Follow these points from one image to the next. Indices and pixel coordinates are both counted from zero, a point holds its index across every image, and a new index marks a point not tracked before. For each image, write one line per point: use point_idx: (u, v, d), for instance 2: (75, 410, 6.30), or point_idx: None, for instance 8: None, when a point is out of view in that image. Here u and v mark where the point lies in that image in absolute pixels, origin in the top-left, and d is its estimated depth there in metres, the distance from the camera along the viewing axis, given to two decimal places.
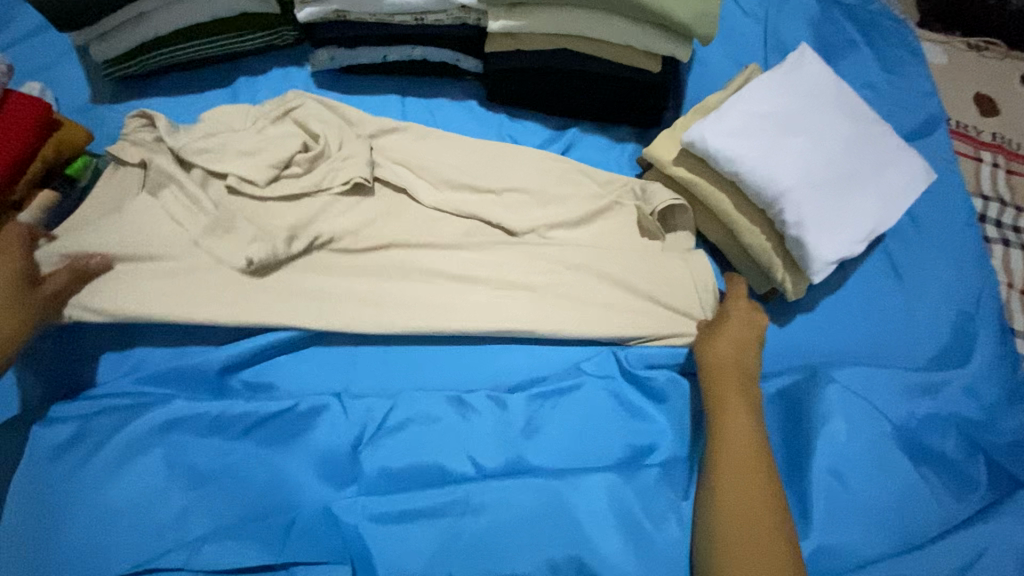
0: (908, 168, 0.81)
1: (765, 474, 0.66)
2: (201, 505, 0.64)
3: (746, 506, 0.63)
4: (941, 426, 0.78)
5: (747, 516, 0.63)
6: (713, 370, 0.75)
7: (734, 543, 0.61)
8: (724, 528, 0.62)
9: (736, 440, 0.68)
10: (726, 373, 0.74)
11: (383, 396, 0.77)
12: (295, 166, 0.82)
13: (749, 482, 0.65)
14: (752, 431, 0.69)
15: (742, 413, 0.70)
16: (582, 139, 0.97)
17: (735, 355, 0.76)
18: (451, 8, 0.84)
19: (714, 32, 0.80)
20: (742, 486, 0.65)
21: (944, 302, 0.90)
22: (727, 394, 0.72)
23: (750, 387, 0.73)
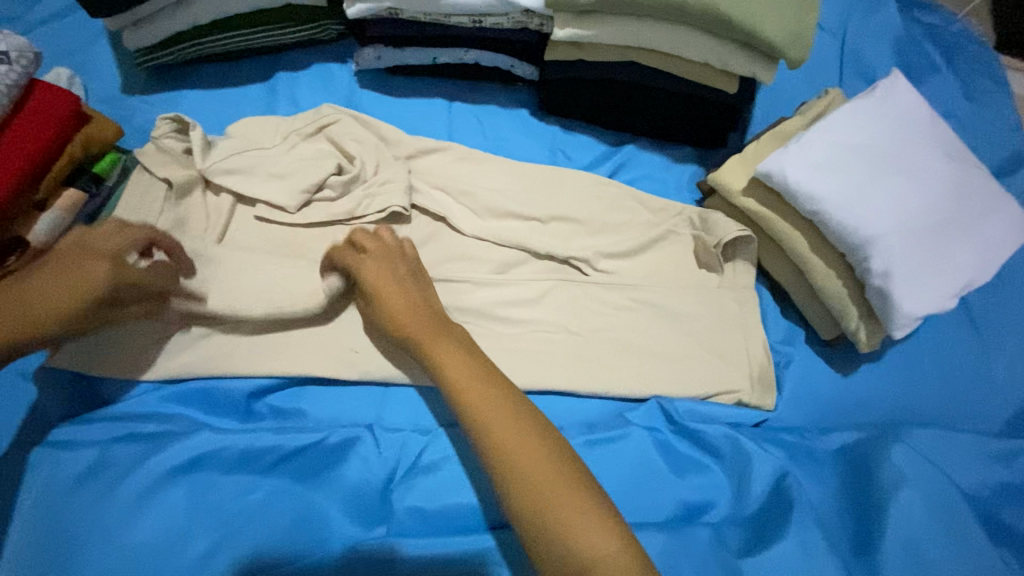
0: (1005, 217, 0.74)
1: (519, 411, 0.54)
2: (222, 545, 0.59)
3: (527, 450, 0.51)
4: (1017, 499, 0.71)
5: (536, 460, 0.50)
6: (415, 338, 0.62)
7: (536, 497, 0.48)
8: (522, 484, 0.49)
9: (467, 385, 0.56)
10: (386, 286, 0.66)
11: (416, 432, 0.72)
12: (328, 190, 0.78)
13: (509, 425, 0.52)
14: (469, 371, 0.57)
15: (449, 350, 0.59)
16: (640, 157, 0.90)
17: (428, 310, 0.64)
18: (514, 12, 0.77)
19: (806, 55, 0.72)
20: (507, 432, 0.52)
21: (1022, 358, 0.83)
22: (420, 331, 0.62)
23: (450, 327, 0.63)
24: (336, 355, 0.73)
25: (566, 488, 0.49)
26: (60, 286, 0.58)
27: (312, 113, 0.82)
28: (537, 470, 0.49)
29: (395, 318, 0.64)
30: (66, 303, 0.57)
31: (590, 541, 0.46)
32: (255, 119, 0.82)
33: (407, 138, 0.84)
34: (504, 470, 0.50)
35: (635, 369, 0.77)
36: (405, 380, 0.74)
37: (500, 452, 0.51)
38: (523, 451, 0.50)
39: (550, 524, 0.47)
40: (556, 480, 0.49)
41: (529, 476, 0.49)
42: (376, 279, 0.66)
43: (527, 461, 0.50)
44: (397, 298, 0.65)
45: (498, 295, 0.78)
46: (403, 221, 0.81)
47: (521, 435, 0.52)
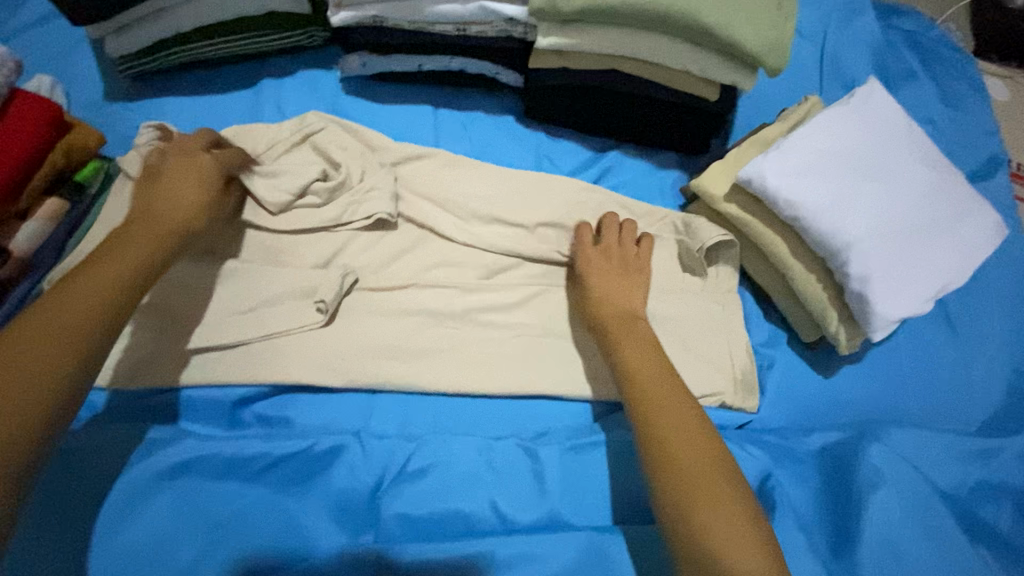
0: (979, 221, 0.75)
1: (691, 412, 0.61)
2: (210, 552, 0.59)
3: (684, 442, 0.57)
4: (993, 496, 0.73)
5: (689, 452, 0.56)
6: (608, 332, 0.70)
7: (691, 491, 0.54)
8: (678, 477, 0.55)
9: (645, 379, 0.64)
10: (606, 280, 0.75)
11: (405, 437, 0.72)
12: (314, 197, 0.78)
13: (678, 420, 0.59)
14: (664, 371, 0.65)
15: (635, 343, 0.68)
16: (623, 163, 0.91)
17: (627, 305, 0.72)
18: (497, 20, 0.78)
19: (784, 63, 0.73)
20: (669, 424, 0.59)
21: (997, 358, 0.84)
22: (625, 337, 0.68)
23: (642, 326, 0.70)
24: (322, 362, 0.73)
25: (714, 486, 0.54)
26: (179, 203, 0.65)
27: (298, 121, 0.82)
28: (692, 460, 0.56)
29: (593, 304, 0.73)
30: (196, 181, 0.67)
31: (721, 534, 0.51)
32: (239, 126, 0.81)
33: (393, 145, 0.85)
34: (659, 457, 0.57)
35: None
36: (391, 386, 0.74)
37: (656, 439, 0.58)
38: (681, 441, 0.57)
39: (682, 504, 0.53)
40: (712, 477, 0.55)
41: (680, 464, 0.56)
42: (592, 269, 0.76)
43: (686, 458, 0.56)
44: (602, 287, 0.74)
45: (485, 300, 0.79)
46: (389, 228, 0.81)
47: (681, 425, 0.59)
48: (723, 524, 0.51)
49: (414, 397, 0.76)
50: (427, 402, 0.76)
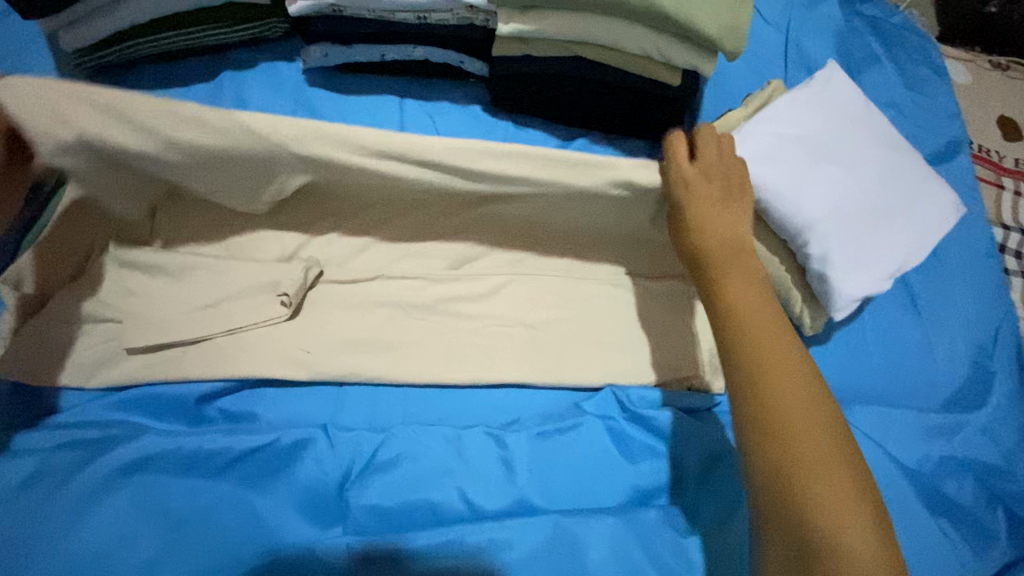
0: (938, 200, 0.76)
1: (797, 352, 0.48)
2: (170, 550, 0.58)
3: (796, 403, 0.45)
4: (956, 471, 0.74)
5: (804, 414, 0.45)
6: (713, 266, 0.56)
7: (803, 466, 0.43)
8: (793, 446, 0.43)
9: (755, 326, 0.50)
10: (708, 203, 0.60)
11: (375, 429, 0.72)
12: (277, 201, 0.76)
13: (781, 360, 0.47)
14: (771, 310, 0.52)
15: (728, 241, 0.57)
16: (591, 151, 0.91)
17: (737, 232, 0.58)
18: (458, 8, 0.78)
19: (741, 47, 0.74)
20: (774, 368, 0.47)
21: (960, 336, 0.86)
22: (735, 273, 0.55)
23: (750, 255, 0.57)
24: (287, 356, 0.72)
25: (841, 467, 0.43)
26: None
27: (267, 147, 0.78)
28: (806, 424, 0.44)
29: (698, 226, 0.59)
30: None
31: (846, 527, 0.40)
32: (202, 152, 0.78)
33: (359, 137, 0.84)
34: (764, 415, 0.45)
35: (587, 360, 0.78)
36: (359, 378, 0.74)
37: (762, 388, 0.46)
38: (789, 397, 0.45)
39: (794, 487, 0.42)
40: (834, 455, 0.43)
41: (787, 424, 0.44)
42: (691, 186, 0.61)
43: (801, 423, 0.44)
44: (709, 208, 0.60)
45: (452, 290, 0.79)
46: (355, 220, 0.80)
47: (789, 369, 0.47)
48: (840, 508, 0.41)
49: (383, 389, 0.75)
50: (396, 393, 0.75)
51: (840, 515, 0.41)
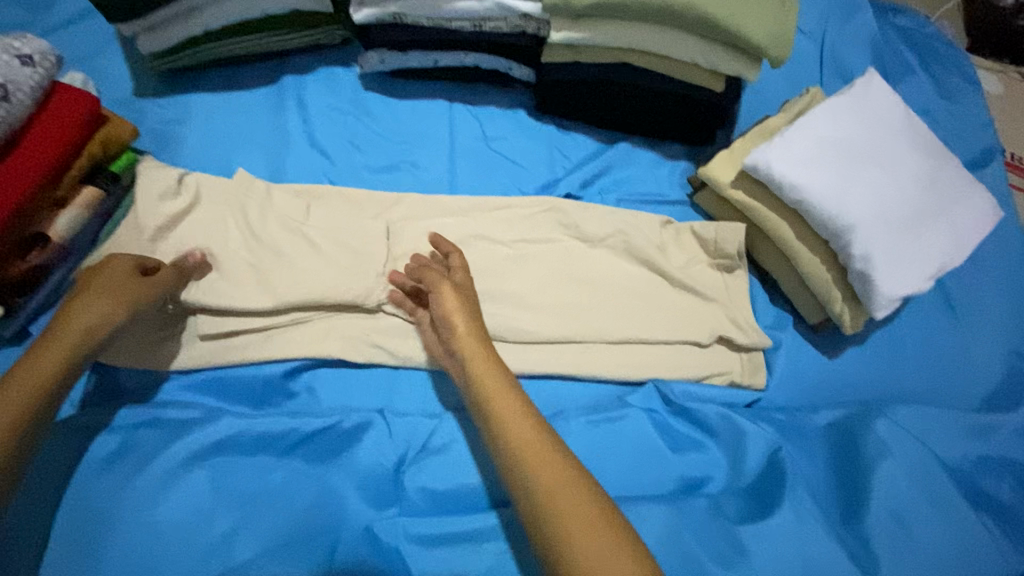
0: (976, 203, 0.79)
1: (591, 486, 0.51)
2: (241, 521, 0.62)
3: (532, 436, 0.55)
4: (996, 470, 0.75)
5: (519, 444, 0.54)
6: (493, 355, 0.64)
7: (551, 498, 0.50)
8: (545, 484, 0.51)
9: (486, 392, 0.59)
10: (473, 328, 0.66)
11: (428, 415, 0.75)
12: (346, 204, 0.82)
13: (557, 481, 0.51)
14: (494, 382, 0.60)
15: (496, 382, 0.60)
16: (633, 155, 0.94)
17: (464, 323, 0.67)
18: (512, 16, 0.80)
19: (785, 55, 0.77)
20: (556, 485, 0.50)
21: (996, 339, 0.87)
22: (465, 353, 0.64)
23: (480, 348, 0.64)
24: (343, 344, 0.75)
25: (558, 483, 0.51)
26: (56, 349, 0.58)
27: (338, 166, 0.86)
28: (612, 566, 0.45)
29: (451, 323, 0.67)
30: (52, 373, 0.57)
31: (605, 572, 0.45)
32: (280, 164, 0.85)
33: (415, 143, 0.90)
34: (548, 511, 0.49)
35: (631, 356, 0.81)
36: (413, 364, 0.77)
37: (541, 491, 0.50)
38: (581, 532, 0.47)
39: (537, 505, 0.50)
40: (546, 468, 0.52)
41: (582, 536, 0.47)
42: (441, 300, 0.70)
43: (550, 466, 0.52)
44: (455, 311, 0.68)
45: (500, 286, 0.81)
46: (405, 215, 0.83)
47: (570, 492, 0.50)
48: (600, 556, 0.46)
49: (435, 376, 0.78)
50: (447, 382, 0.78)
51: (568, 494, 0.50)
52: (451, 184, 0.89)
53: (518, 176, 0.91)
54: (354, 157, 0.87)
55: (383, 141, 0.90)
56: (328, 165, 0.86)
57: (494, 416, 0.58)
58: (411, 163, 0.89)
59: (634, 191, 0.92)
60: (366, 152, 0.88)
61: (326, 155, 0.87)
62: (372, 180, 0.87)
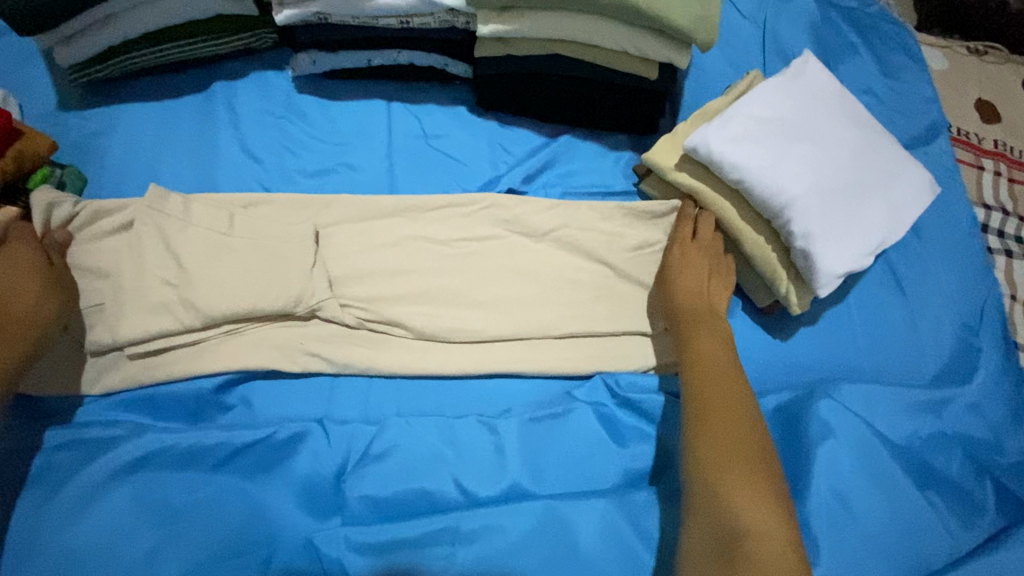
0: (913, 179, 0.79)
1: (747, 416, 0.62)
2: (167, 538, 0.61)
3: (724, 386, 0.65)
4: (945, 446, 0.75)
5: (720, 393, 0.64)
6: (685, 317, 0.73)
7: (715, 429, 0.61)
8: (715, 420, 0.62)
9: (711, 361, 0.68)
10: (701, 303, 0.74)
11: (370, 421, 0.74)
12: (280, 212, 0.81)
13: (720, 404, 0.63)
14: (723, 351, 0.69)
15: (716, 346, 0.69)
16: (575, 147, 0.93)
17: (698, 293, 0.75)
18: (439, 11, 0.80)
19: (713, 37, 0.77)
20: (717, 412, 0.62)
21: (945, 314, 0.87)
22: (693, 319, 0.73)
23: (715, 321, 0.73)
24: (280, 355, 0.74)
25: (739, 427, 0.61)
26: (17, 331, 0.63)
27: (274, 172, 0.85)
28: (734, 466, 0.58)
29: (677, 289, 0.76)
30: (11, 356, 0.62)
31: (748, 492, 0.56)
32: (211, 172, 0.83)
33: (353, 145, 0.89)
34: (700, 425, 0.62)
35: (577, 350, 0.79)
36: (353, 370, 0.75)
37: (704, 415, 0.62)
38: (717, 445, 0.59)
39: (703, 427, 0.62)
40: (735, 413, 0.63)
41: (727, 448, 0.59)
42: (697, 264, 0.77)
43: (722, 407, 0.63)
44: (693, 275, 0.76)
45: (441, 285, 0.79)
46: (343, 219, 0.82)
47: (740, 434, 0.61)
48: (749, 483, 0.56)
49: (377, 382, 0.77)
50: (389, 387, 0.77)
51: (737, 433, 0.61)
52: (390, 185, 0.87)
53: (460, 174, 0.90)
54: (289, 163, 0.86)
55: (320, 144, 0.88)
56: (262, 172, 0.85)
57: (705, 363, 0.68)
58: (348, 166, 0.87)
59: (578, 184, 0.91)
60: (302, 156, 0.87)
61: (260, 162, 0.85)
62: (308, 183, 0.85)
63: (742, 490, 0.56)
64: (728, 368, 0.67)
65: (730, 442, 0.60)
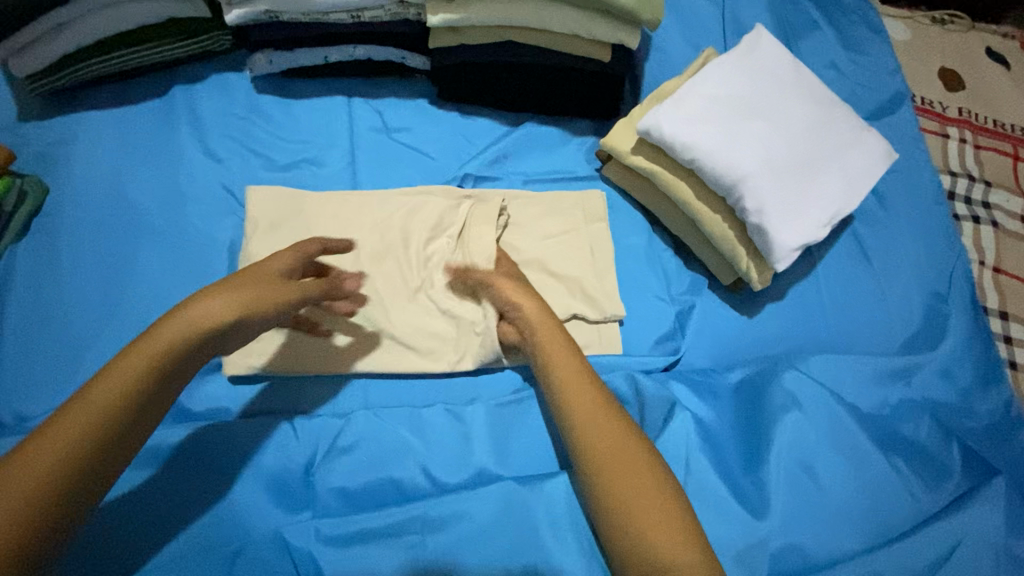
0: (868, 149, 0.79)
1: (623, 435, 0.59)
2: (135, 534, 0.62)
3: (587, 407, 0.61)
4: (914, 412, 0.74)
5: (586, 417, 0.60)
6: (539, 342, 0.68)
7: (602, 462, 0.57)
8: (595, 451, 0.58)
9: (570, 384, 0.63)
10: (548, 323, 0.69)
11: (338, 415, 0.74)
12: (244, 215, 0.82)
13: (603, 442, 0.58)
14: (577, 366, 0.65)
15: (569, 362, 0.65)
16: (538, 135, 0.93)
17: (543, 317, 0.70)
18: (388, 3, 0.82)
19: (657, 15, 0.80)
20: (601, 439, 0.58)
21: (914, 283, 0.87)
22: (546, 342, 0.67)
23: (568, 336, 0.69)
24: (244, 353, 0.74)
25: (624, 454, 0.57)
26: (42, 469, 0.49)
27: (235, 173, 0.85)
28: (642, 497, 0.55)
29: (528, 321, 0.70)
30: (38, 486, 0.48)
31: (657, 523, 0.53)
32: (170, 175, 0.84)
33: (315, 143, 0.89)
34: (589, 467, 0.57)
35: None
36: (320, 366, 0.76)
37: (587, 452, 0.58)
38: (629, 496, 0.55)
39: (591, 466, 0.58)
40: (608, 435, 0.59)
41: (616, 483, 0.56)
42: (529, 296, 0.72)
43: (593, 434, 0.59)
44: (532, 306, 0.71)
45: (404, 279, 0.80)
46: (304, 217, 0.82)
47: (623, 459, 0.57)
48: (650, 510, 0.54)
49: (344, 380, 0.77)
50: (355, 384, 0.77)
51: (617, 456, 0.57)
52: (353, 180, 0.88)
53: (424, 167, 0.90)
54: (251, 163, 0.86)
55: (281, 143, 0.88)
56: (223, 174, 0.85)
57: (564, 390, 0.63)
58: (308, 164, 0.87)
59: (541, 172, 0.91)
60: (263, 156, 0.87)
61: (222, 164, 0.85)
62: (271, 180, 0.86)
63: (649, 522, 0.53)
64: (585, 382, 0.63)
65: (614, 473, 0.56)
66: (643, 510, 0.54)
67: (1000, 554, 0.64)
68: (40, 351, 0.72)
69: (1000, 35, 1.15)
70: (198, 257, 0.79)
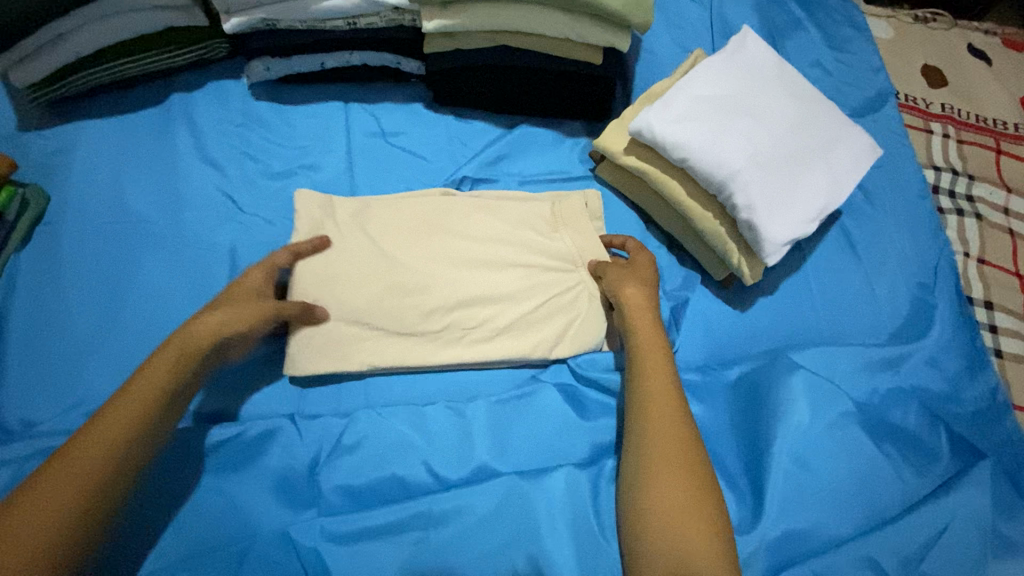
0: (853, 144, 0.81)
1: (691, 454, 0.61)
2: (149, 533, 0.64)
3: (665, 418, 0.63)
4: (903, 399, 0.77)
5: (658, 426, 0.62)
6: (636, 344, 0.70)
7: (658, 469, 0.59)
8: (654, 457, 0.60)
9: (654, 393, 0.65)
10: (647, 326, 0.72)
11: (341, 414, 0.75)
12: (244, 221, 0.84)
13: (666, 452, 0.60)
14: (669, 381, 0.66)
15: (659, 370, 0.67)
16: (531, 137, 0.95)
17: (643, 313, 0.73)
18: (384, 11, 0.83)
19: (648, 19, 0.82)
20: (668, 449, 0.60)
21: (901, 275, 0.90)
22: (642, 348, 0.70)
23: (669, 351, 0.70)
24: (251, 356, 0.76)
25: (684, 469, 0.59)
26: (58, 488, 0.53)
27: (234, 180, 0.86)
28: (686, 515, 0.56)
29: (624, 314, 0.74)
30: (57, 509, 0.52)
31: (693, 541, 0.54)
32: (170, 182, 0.85)
33: (312, 148, 0.91)
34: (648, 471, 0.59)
35: (545, 332, 0.80)
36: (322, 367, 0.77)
37: (654, 456, 0.60)
38: (674, 507, 0.57)
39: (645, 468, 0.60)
40: (678, 447, 0.61)
41: (669, 492, 0.58)
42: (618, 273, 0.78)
43: (661, 442, 0.61)
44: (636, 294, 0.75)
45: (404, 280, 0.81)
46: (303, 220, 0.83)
47: (682, 477, 0.59)
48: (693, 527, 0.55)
49: (346, 382, 0.78)
50: (357, 384, 0.78)
51: (678, 471, 0.59)
52: (351, 184, 0.89)
53: (420, 170, 0.91)
54: (250, 169, 0.87)
55: (279, 149, 0.90)
56: (222, 180, 0.86)
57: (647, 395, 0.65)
58: (307, 169, 0.89)
59: (535, 173, 0.93)
60: (262, 162, 0.88)
61: (221, 171, 0.86)
62: (270, 186, 0.87)
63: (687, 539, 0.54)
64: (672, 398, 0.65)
65: (670, 486, 0.58)
66: (685, 522, 0.56)
67: (984, 534, 0.67)
68: (46, 357, 0.73)
69: (981, 31, 1.17)
70: (199, 261, 0.80)
